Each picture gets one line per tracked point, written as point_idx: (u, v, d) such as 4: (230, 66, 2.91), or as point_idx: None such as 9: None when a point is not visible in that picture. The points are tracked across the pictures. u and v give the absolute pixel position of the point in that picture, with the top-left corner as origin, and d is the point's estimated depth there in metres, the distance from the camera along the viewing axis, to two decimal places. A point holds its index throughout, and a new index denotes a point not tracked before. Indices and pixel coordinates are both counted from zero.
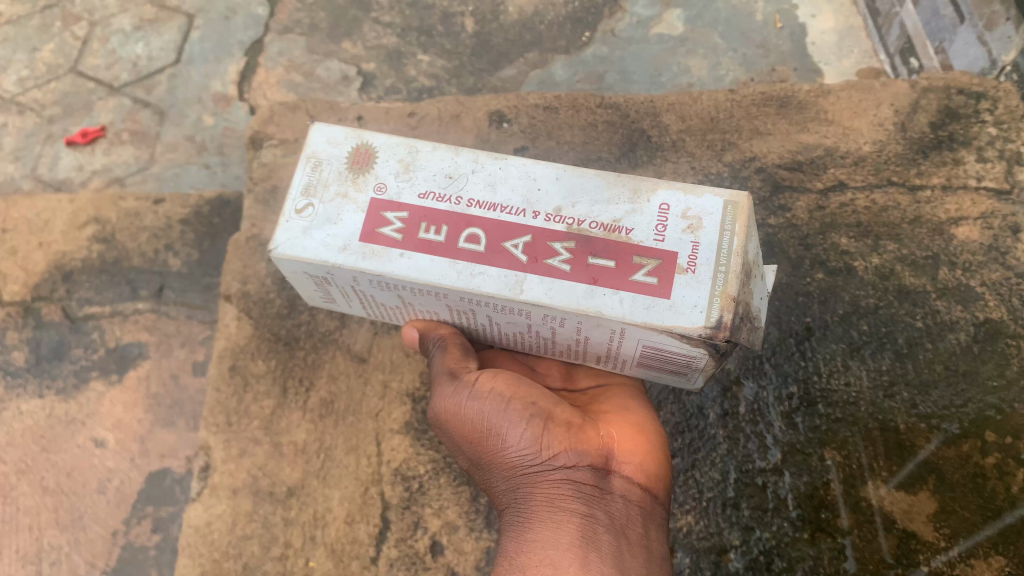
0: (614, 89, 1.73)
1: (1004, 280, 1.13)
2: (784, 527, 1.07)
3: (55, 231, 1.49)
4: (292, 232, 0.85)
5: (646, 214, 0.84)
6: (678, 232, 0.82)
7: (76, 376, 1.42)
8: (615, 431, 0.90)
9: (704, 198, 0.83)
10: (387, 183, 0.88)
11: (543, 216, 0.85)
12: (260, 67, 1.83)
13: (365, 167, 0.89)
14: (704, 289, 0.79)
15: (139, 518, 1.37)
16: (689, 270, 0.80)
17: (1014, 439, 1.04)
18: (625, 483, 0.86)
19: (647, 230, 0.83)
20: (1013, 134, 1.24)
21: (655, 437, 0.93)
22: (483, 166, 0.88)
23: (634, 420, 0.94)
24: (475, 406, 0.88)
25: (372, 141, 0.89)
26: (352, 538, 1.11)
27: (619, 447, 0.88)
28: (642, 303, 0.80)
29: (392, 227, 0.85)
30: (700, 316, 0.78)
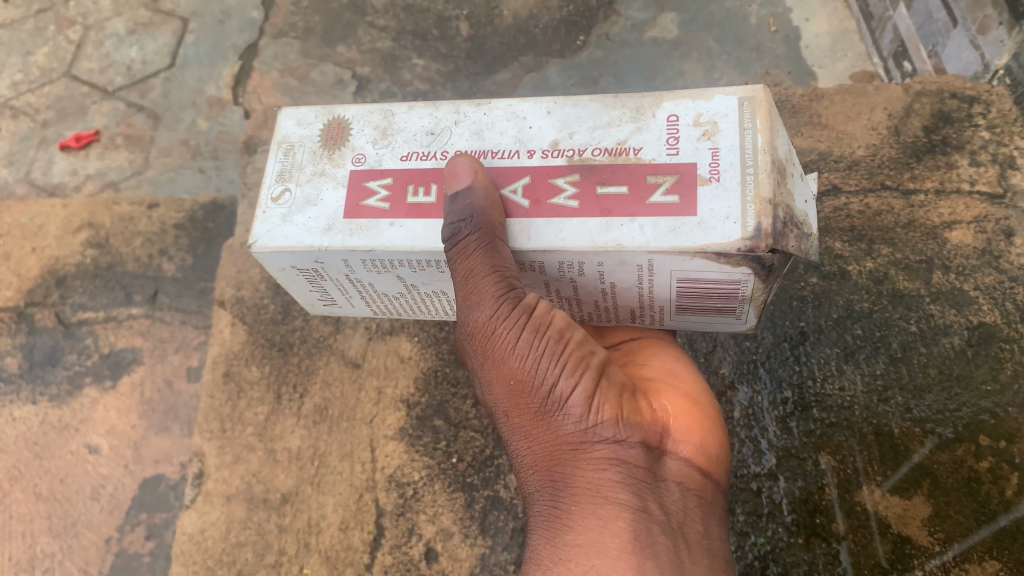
0: (609, 93, 1.72)
1: (998, 284, 1.13)
2: (779, 532, 1.07)
3: (49, 235, 1.52)
4: (272, 221, 0.84)
5: (653, 130, 0.80)
6: (693, 142, 0.78)
7: (70, 382, 1.41)
8: (668, 403, 0.84)
9: (714, 100, 0.79)
10: (365, 154, 0.86)
11: (540, 153, 0.82)
12: (254, 71, 1.82)
13: (340, 141, 0.88)
14: (733, 197, 0.74)
15: (133, 525, 1.33)
16: (713, 179, 0.75)
17: (1009, 442, 1.03)
18: (681, 467, 0.78)
19: (657, 146, 0.79)
20: (1007, 138, 1.24)
21: (709, 414, 0.86)
22: (466, 116, 0.86)
23: (685, 393, 0.87)
24: (522, 341, 0.78)
25: (343, 114, 0.89)
26: (346, 545, 1.10)
27: (674, 424, 0.81)
28: (665, 226, 0.75)
29: (377, 197, 0.83)
30: (733, 227, 0.73)
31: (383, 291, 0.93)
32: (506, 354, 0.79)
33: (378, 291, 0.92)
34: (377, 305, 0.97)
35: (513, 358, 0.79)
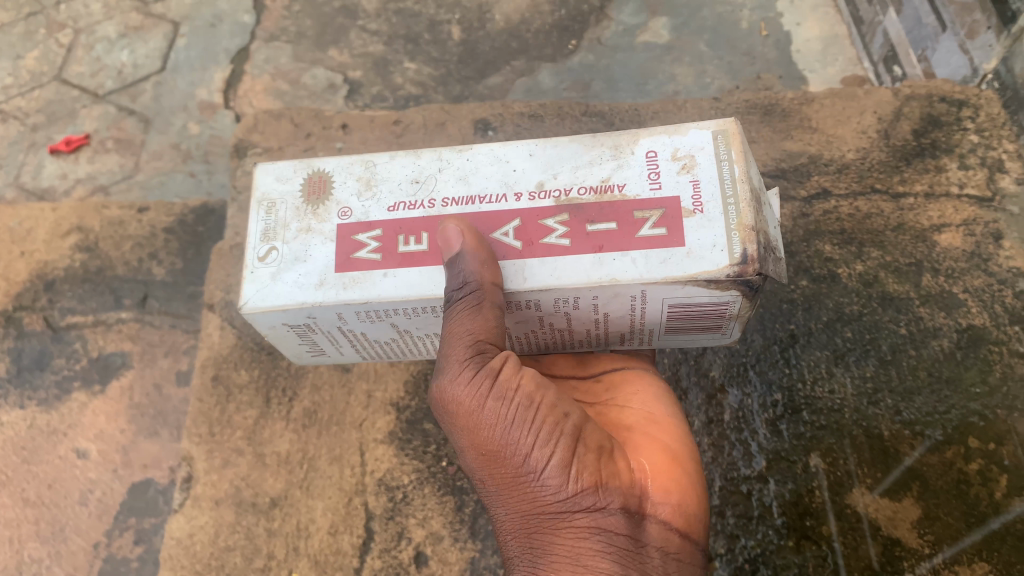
0: (601, 97, 1.72)
1: (986, 287, 1.14)
2: (769, 535, 1.07)
3: (38, 239, 1.51)
4: (261, 281, 0.82)
5: (634, 166, 0.81)
6: (674, 176, 0.79)
7: (58, 386, 1.40)
8: (645, 459, 0.86)
9: (690, 134, 0.81)
10: (350, 207, 0.84)
11: (526, 195, 0.82)
12: (246, 75, 1.82)
13: (323, 195, 0.85)
14: (719, 227, 0.75)
15: (122, 530, 1.33)
16: (697, 210, 0.77)
17: (997, 445, 1.04)
18: (660, 531, 0.81)
19: (640, 182, 0.80)
20: (995, 142, 1.25)
21: (686, 464, 0.89)
22: (449, 161, 0.85)
23: (662, 442, 0.90)
24: (497, 410, 0.79)
25: (324, 167, 0.86)
26: (336, 549, 1.10)
27: (653, 484, 0.83)
28: (656, 259, 0.76)
29: (368, 249, 0.82)
30: (722, 255, 0.75)
31: (378, 340, 0.90)
32: (480, 423, 0.80)
33: (372, 340, 0.90)
34: (370, 353, 0.95)
35: (487, 427, 0.79)
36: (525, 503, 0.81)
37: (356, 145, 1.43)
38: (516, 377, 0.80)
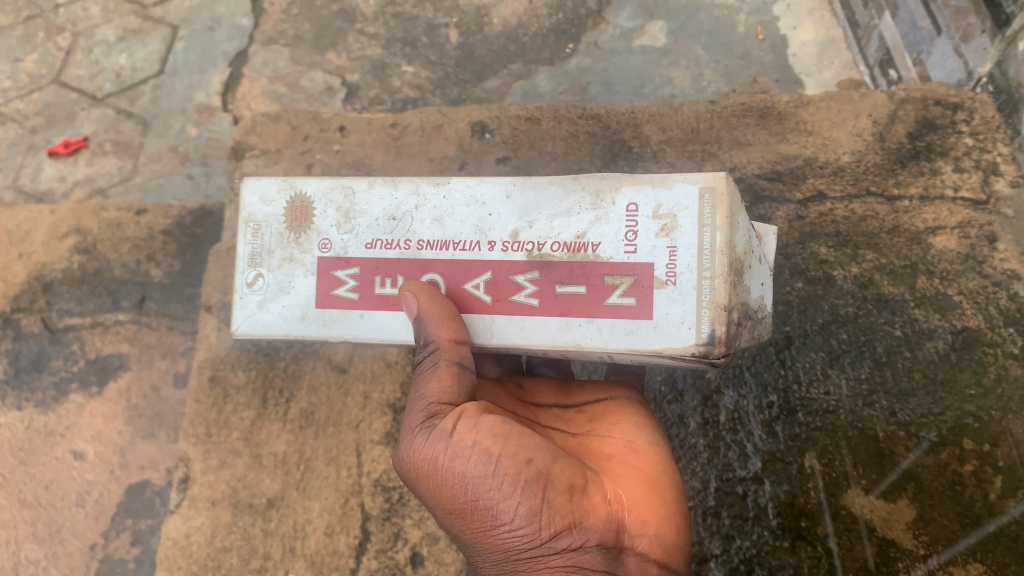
0: (597, 101, 1.73)
1: (981, 289, 1.14)
2: (764, 535, 1.08)
3: (36, 241, 1.50)
4: (250, 308, 0.92)
5: (613, 220, 0.82)
6: (651, 239, 0.81)
7: (56, 388, 1.40)
8: (621, 490, 0.88)
9: (675, 188, 0.81)
10: (329, 240, 0.90)
11: (500, 245, 0.85)
12: (244, 78, 1.83)
13: (304, 222, 0.91)
14: (688, 302, 0.78)
15: (119, 531, 1.34)
16: (669, 281, 0.80)
17: (992, 446, 1.04)
18: (638, 561, 0.85)
19: (615, 241, 0.82)
20: (989, 145, 1.25)
21: (665, 490, 0.90)
22: (426, 199, 0.89)
23: (640, 470, 0.91)
24: (461, 469, 0.82)
25: (305, 192, 0.91)
26: (332, 550, 1.11)
27: (629, 515, 0.86)
28: (622, 330, 0.81)
29: (347, 287, 0.90)
30: (688, 333, 0.78)
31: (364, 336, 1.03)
32: (447, 482, 0.83)
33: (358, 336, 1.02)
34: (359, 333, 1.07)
35: (454, 485, 0.82)
36: (503, 551, 0.84)
37: (354, 148, 1.44)
38: (473, 433, 0.83)
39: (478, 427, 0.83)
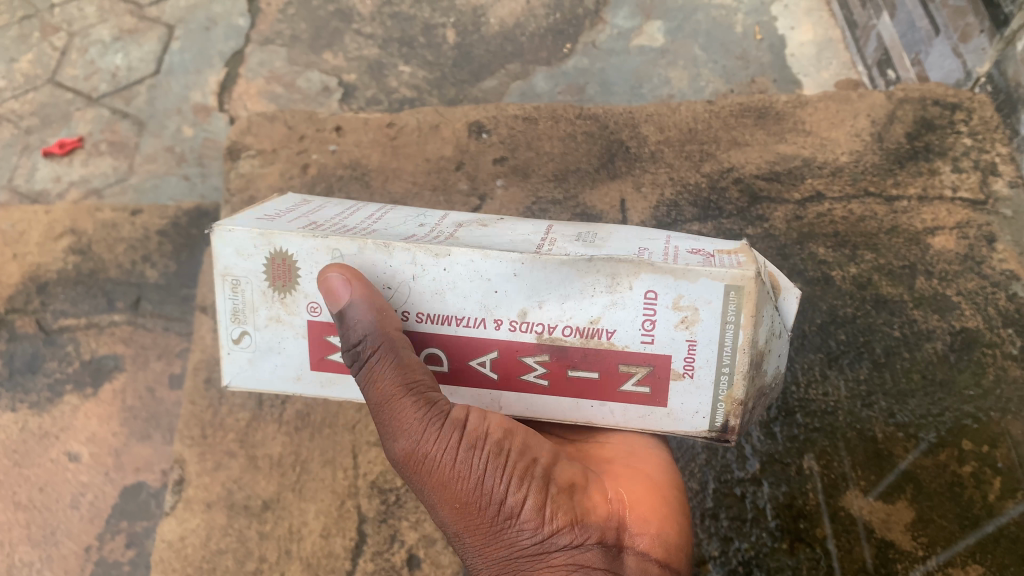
0: (594, 101, 1.73)
1: (980, 289, 1.14)
2: (762, 537, 1.07)
3: (31, 242, 1.50)
4: (240, 364, 0.87)
5: (630, 306, 0.78)
6: (669, 330, 0.78)
7: (50, 389, 1.40)
8: (624, 489, 0.87)
9: (700, 281, 0.76)
10: (319, 304, 0.83)
11: (507, 325, 0.81)
12: (240, 78, 1.82)
13: (288, 283, 0.82)
14: (704, 396, 0.80)
15: (113, 533, 1.32)
16: (686, 373, 0.80)
17: (991, 447, 1.04)
18: (640, 560, 0.84)
19: (631, 330, 0.79)
20: (988, 145, 1.25)
21: (668, 489, 0.91)
22: (423, 269, 0.80)
23: (643, 471, 0.90)
24: (472, 460, 0.81)
25: (287, 250, 0.81)
26: (328, 552, 1.10)
27: (631, 515, 0.86)
28: (635, 412, 0.83)
29: (342, 352, 0.86)
30: (702, 421, 0.81)
31: None
32: (456, 475, 0.82)
33: None
34: None
35: (461, 477, 0.82)
36: (503, 547, 0.83)
37: (351, 148, 1.43)
38: (483, 424, 0.82)
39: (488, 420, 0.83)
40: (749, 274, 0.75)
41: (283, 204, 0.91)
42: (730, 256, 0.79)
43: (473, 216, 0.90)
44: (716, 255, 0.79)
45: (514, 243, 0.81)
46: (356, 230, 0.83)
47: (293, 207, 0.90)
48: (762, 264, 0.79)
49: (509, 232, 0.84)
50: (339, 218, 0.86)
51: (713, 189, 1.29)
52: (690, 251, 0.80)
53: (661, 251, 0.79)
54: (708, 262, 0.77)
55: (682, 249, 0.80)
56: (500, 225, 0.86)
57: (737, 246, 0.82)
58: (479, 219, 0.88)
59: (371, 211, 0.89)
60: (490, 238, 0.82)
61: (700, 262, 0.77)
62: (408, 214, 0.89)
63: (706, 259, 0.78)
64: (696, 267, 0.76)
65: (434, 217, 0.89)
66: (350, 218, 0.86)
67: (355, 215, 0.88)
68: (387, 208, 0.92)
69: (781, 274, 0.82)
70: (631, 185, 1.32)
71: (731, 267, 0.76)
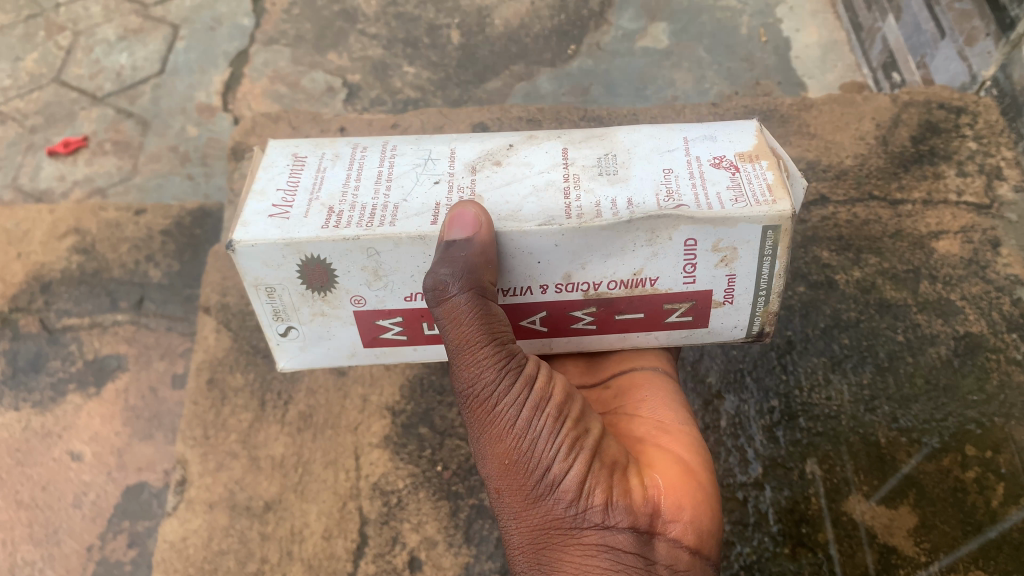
0: (600, 102, 1.71)
1: (984, 294, 1.13)
2: (764, 542, 1.06)
3: (35, 241, 1.51)
4: (292, 352, 0.88)
5: (670, 255, 0.78)
6: (710, 270, 0.79)
7: (53, 389, 1.39)
8: (660, 472, 0.84)
9: (739, 226, 0.75)
10: (362, 296, 0.81)
11: (553, 288, 0.81)
12: (244, 78, 1.82)
13: (327, 281, 0.80)
14: (744, 314, 0.83)
15: (116, 533, 1.32)
16: (727, 301, 0.82)
17: (994, 453, 1.04)
18: (669, 548, 0.80)
19: (673, 274, 0.79)
20: (993, 148, 1.24)
21: (701, 475, 0.86)
22: None
23: (676, 454, 0.88)
24: (528, 420, 0.80)
25: (319, 256, 0.77)
26: (329, 553, 1.09)
27: (665, 500, 0.81)
28: (678, 334, 0.87)
29: (392, 329, 0.86)
30: (741, 331, 0.85)
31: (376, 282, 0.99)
32: (507, 431, 0.80)
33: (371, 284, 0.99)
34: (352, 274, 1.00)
35: (513, 436, 0.80)
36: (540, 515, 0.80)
37: None
38: (548, 387, 0.81)
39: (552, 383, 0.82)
40: (787, 207, 0.74)
41: (277, 174, 0.83)
42: (755, 177, 0.78)
43: (480, 151, 0.86)
44: (743, 180, 0.77)
45: (543, 202, 0.78)
46: (381, 215, 0.78)
47: (293, 179, 0.82)
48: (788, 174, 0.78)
49: (531, 179, 0.81)
50: (351, 194, 0.80)
51: None
52: (718, 183, 0.78)
53: (689, 188, 0.78)
54: (741, 198, 0.75)
55: (707, 179, 0.78)
56: (516, 165, 0.83)
57: (755, 156, 0.80)
58: (491, 160, 0.84)
59: (379, 170, 0.83)
60: (517, 195, 0.80)
61: (734, 202, 0.75)
62: (420, 165, 0.84)
63: (738, 194, 0.76)
64: (734, 213, 0.75)
65: (445, 162, 0.84)
66: (363, 190, 0.81)
67: (365, 181, 0.82)
68: (392, 155, 0.85)
69: (793, 159, 0.81)
70: None
71: (766, 204, 0.75)
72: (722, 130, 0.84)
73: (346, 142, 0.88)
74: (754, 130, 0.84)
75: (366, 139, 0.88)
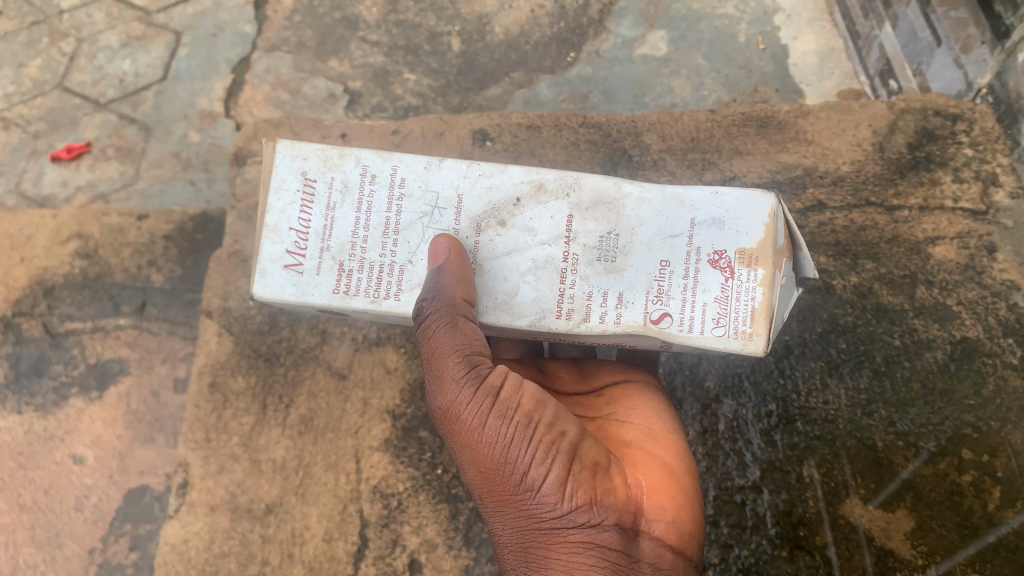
0: (598, 109, 1.74)
1: (981, 299, 1.14)
2: (762, 544, 1.08)
3: (38, 246, 1.48)
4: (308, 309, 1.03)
5: (647, 342, 0.91)
6: (681, 350, 0.92)
7: (56, 393, 1.40)
8: (642, 476, 0.91)
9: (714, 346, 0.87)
10: (369, 316, 0.96)
11: (542, 338, 0.95)
12: (247, 84, 1.84)
13: (338, 313, 0.94)
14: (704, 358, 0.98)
15: (117, 535, 1.35)
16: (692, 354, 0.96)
17: (991, 456, 1.05)
18: (653, 546, 0.87)
19: (647, 346, 0.93)
20: (989, 156, 1.25)
21: (681, 479, 0.94)
22: None
23: (659, 459, 0.94)
24: (502, 428, 0.85)
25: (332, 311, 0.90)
26: (330, 556, 1.11)
27: (648, 500, 0.88)
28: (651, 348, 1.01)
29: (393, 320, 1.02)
30: None
31: None
32: (481, 440, 0.85)
33: None
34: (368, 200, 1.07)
35: (490, 446, 0.85)
36: (524, 518, 0.86)
37: None
38: (518, 398, 0.87)
39: (522, 391, 0.88)
40: (759, 347, 0.86)
41: (288, 205, 0.89)
42: (744, 295, 0.87)
43: (487, 204, 0.91)
44: (731, 296, 0.87)
45: (539, 288, 0.89)
46: (387, 283, 0.89)
47: (303, 217, 0.89)
48: (774, 300, 0.87)
49: (532, 252, 0.90)
50: (360, 248, 0.89)
51: None
52: (708, 292, 0.87)
53: (680, 292, 0.88)
54: (723, 323, 0.86)
55: (699, 284, 0.88)
56: (520, 230, 0.91)
57: (754, 261, 0.88)
58: (496, 218, 0.91)
59: (387, 216, 0.90)
60: (516, 273, 0.90)
61: (716, 326, 0.86)
62: (426, 214, 0.91)
63: (721, 316, 0.87)
64: (711, 341, 0.86)
65: (452, 213, 0.91)
66: (371, 242, 0.90)
67: (373, 229, 0.90)
68: (400, 194, 0.91)
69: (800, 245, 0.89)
70: None
71: (743, 337, 0.86)
72: (733, 215, 0.89)
73: (354, 161, 0.91)
74: (768, 212, 0.89)
75: (374, 160, 0.91)
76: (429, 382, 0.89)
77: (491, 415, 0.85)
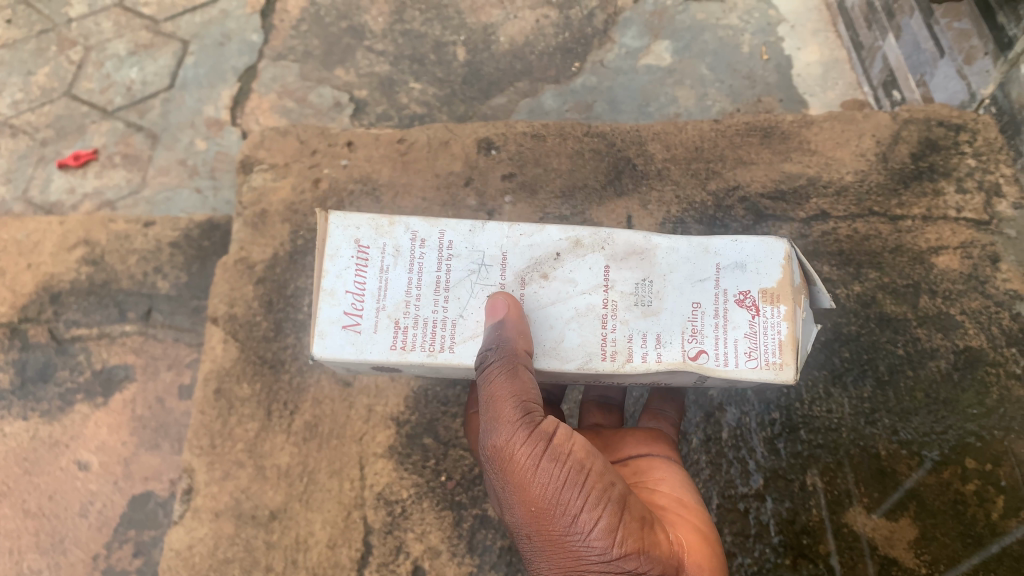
0: (602, 119, 1.75)
1: (984, 309, 1.15)
2: (765, 552, 1.07)
3: (44, 252, 1.49)
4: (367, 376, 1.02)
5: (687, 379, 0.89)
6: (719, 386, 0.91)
7: (62, 398, 1.41)
8: (682, 534, 0.90)
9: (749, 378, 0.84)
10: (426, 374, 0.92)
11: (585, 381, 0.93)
12: (253, 93, 1.85)
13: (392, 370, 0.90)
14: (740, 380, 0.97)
15: (121, 542, 1.35)
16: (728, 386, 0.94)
17: (994, 466, 1.05)
18: None
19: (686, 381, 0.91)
20: (992, 166, 1.25)
21: (716, 544, 0.93)
22: None
23: (694, 523, 0.94)
24: (556, 471, 0.84)
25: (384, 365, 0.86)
26: (334, 562, 1.11)
27: (688, 559, 0.87)
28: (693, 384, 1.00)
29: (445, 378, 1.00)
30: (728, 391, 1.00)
31: None
32: (533, 482, 0.84)
33: None
34: None
35: (544, 486, 0.84)
36: (569, 561, 0.84)
37: (361, 163, 1.40)
38: (569, 442, 0.86)
39: (572, 438, 0.87)
40: (790, 375, 0.83)
41: (343, 270, 0.88)
42: (771, 330, 0.85)
43: (528, 258, 0.90)
44: (760, 330, 0.85)
45: (583, 333, 0.87)
46: (441, 336, 0.87)
47: (358, 280, 0.88)
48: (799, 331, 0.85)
49: (573, 300, 0.88)
50: (414, 305, 0.87)
51: (719, 208, 1.29)
52: (739, 328, 0.85)
53: (712, 331, 0.86)
54: (754, 356, 0.84)
55: (730, 322, 0.86)
56: (560, 282, 0.89)
57: (776, 299, 0.86)
58: (538, 271, 0.90)
59: (437, 275, 0.89)
60: (560, 319, 0.88)
61: (748, 359, 0.84)
62: (474, 271, 0.90)
63: (752, 349, 0.84)
64: (746, 371, 0.83)
65: (498, 269, 0.90)
66: (424, 299, 0.88)
67: (425, 288, 0.88)
68: (449, 255, 0.90)
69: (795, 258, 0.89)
70: (639, 202, 1.31)
71: (774, 366, 0.83)
72: (753, 258, 0.88)
73: (404, 227, 0.90)
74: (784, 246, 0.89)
75: (422, 225, 0.91)
76: (483, 422, 0.88)
77: (546, 458, 0.84)
